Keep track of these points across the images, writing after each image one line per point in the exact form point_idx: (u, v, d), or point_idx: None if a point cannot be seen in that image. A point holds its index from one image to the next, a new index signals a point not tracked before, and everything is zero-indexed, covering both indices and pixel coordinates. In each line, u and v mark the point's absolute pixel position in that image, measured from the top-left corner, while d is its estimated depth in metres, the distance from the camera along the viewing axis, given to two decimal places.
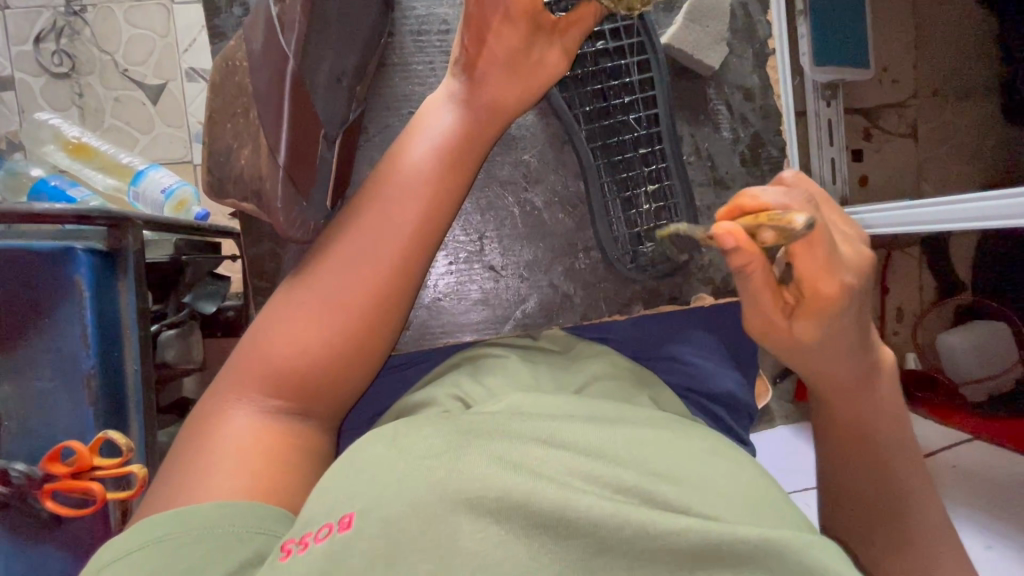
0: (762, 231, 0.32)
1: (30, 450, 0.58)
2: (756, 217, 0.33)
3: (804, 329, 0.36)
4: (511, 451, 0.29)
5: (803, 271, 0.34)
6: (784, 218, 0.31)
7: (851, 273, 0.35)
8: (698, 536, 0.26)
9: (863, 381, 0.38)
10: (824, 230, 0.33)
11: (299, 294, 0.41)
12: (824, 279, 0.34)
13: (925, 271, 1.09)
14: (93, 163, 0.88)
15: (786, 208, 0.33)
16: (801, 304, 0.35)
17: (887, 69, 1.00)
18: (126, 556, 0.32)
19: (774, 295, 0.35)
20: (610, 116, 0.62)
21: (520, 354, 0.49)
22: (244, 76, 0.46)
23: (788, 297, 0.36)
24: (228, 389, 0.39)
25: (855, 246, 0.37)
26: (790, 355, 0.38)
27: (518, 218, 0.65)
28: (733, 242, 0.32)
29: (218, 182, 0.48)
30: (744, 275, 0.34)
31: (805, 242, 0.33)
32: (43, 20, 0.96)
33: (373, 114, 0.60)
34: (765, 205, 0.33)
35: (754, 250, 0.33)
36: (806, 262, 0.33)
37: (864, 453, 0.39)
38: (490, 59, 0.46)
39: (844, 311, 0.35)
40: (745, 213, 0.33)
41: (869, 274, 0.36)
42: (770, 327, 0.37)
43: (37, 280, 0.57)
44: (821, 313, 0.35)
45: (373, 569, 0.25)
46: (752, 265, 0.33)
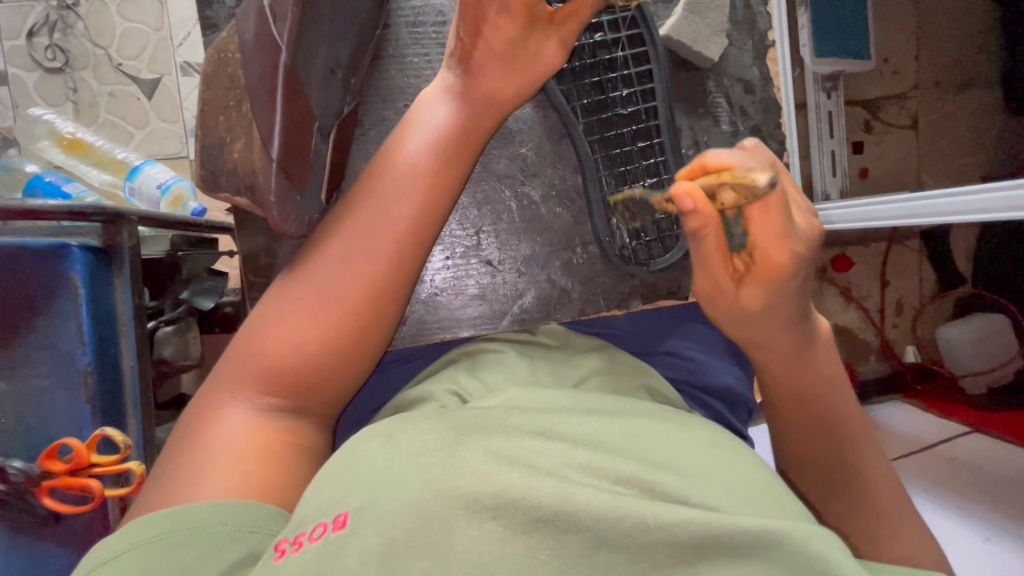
0: (722, 191, 0.31)
1: (28, 448, 0.58)
2: (717, 177, 0.31)
3: (750, 295, 0.36)
4: (507, 447, 0.29)
5: (754, 235, 0.33)
6: (744, 176, 0.31)
7: (804, 243, 0.34)
8: (699, 527, 0.26)
9: (801, 348, 0.38)
10: (779, 196, 0.32)
11: (294, 290, 0.41)
12: (774, 246, 0.33)
13: (925, 264, 1.09)
14: (89, 159, 0.88)
15: (746, 168, 0.31)
16: (750, 270, 0.35)
17: (887, 60, 0.99)
18: (120, 557, 0.32)
19: (724, 259, 0.35)
20: (608, 109, 0.61)
21: (517, 349, 0.49)
22: (238, 69, 0.45)
23: (739, 263, 0.35)
24: (223, 385, 0.39)
25: (807, 220, 0.36)
26: (733, 322, 0.39)
27: (515, 213, 0.65)
28: (691, 203, 0.31)
29: (212, 175, 0.48)
30: (699, 239, 0.34)
31: (761, 206, 0.31)
32: (36, 14, 0.96)
33: (368, 108, 0.60)
34: (726, 164, 0.32)
35: (713, 212, 0.32)
36: (757, 229, 0.32)
37: (813, 418, 0.39)
38: (486, 50, 0.46)
39: (792, 278, 0.34)
40: (706, 171, 0.32)
41: (816, 248, 0.35)
42: (719, 289, 0.37)
43: (33, 277, 0.57)
44: (768, 281, 0.35)
45: (369, 567, 0.25)
46: (704, 227, 0.33)
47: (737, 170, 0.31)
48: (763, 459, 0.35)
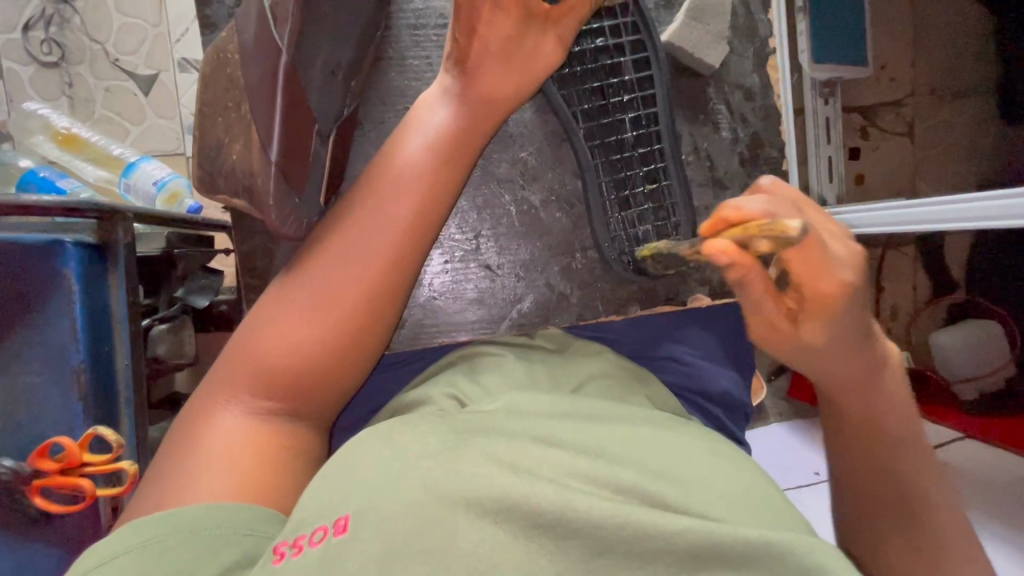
0: (754, 241, 0.31)
1: (19, 447, 0.57)
2: (742, 229, 0.32)
3: (811, 331, 0.34)
4: (507, 453, 0.29)
5: (798, 274, 0.32)
6: (775, 225, 0.31)
7: (852, 271, 0.33)
8: (700, 536, 0.26)
9: (866, 371, 0.37)
10: (816, 236, 0.31)
11: (291, 293, 0.41)
12: (823, 277, 0.32)
13: (919, 269, 1.09)
14: (83, 154, 0.87)
15: (771, 215, 0.31)
16: (804, 307, 0.33)
17: (884, 66, 0.99)
18: (113, 561, 0.32)
19: (776, 302, 0.33)
20: (609, 114, 0.61)
21: (517, 352, 0.49)
22: (237, 69, 0.45)
23: (790, 303, 0.33)
24: (219, 387, 0.39)
25: (851, 248, 0.34)
26: (798, 361, 0.37)
27: (514, 217, 0.65)
28: (728, 258, 0.31)
29: (210, 176, 0.48)
30: (744, 287, 0.33)
31: (800, 247, 0.31)
32: (32, 8, 0.95)
33: (368, 108, 0.60)
34: (747, 215, 0.32)
35: (750, 261, 0.31)
36: (801, 266, 0.32)
37: (878, 450, 0.37)
38: (483, 49, 0.46)
39: (847, 310, 0.33)
40: (729, 225, 0.32)
41: (864, 272, 0.34)
42: (776, 333, 0.35)
43: (27, 273, 0.56)
44: (825, 314, 0.33)
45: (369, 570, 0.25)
46: (749, 275, 0.32)
47: (763, 217, 0.31)
48: (762, 468, 0.34)
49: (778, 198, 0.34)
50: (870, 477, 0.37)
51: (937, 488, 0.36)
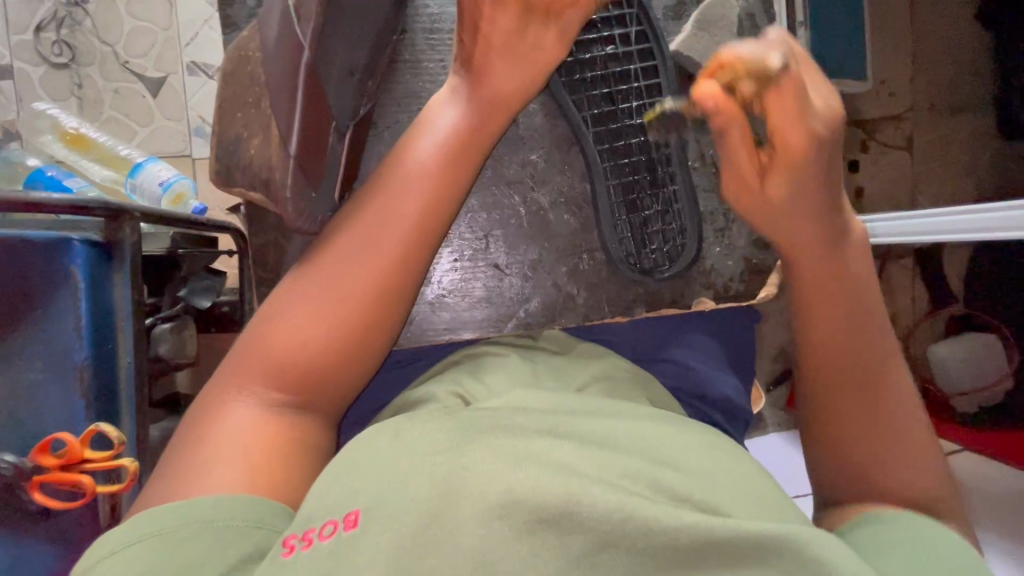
0: (740, 83, 0.37)
1: (19, 442, 0.57)
2: (733, 71, 0.37)
3: (778, 186, 0.39)
4: (515, 446, 0.29)
5: (777, 121, 0.37)
6: (760, 62, 0.37)
7: (824, 125, 0.37)
8: (700, 532, 0.26)
9: (830, 242, 0.39)
10: (795, 78, 0.37)
11: (303, 287, 0.41)
12: (793, 130, 0.37)
13: (917, 280, 1.10)
14: (91, 154, 0.88)
15: (758, 54, 0.37)
16: (774, 161, 0.38)
17: (884, 82, 1.04)
18: (129, 548, 0.33)
19: (749, 152, 0.39)
20: (617, 119, 0.62)
21: (520, 353, 0.49)
22: (257, 66, 0.48)
23: (762, 157, 0.39)
24: (230, 381, 0.39)
25: (827, 100, 0.38)
26: (765, 225, 0.41)
27: (524, 217, 0.65)
28: (713, 103, 0.38)
29: (227, 169, 0.51)
30: (725, 135, 0.39)
31: (777, 93, 0.36)
32: (45, 10, 0.96)
33: (378, 112, 0.60)
34: (739, 58, 0.37)
35: (735, 105, 0.37)
36: (778, 108, 0.36)
37: (839, 326, 0.39)
38: (488, 45, 0.47)
39: (815, 164, 0.37)
40: (723, 69, 0.38)
41: (841, 129, 0.38)
42: (747, 188, 0.40)
43: (35, 270, 0.56)
44: (788, 166, 0.38)
45: (378, 565, 0.25)
46: (731, 118, 0.38)
47: (751, 57, 0.37)
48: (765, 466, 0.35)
49: (779, 42, 0.38)
50: (834, 369, 0.39)
51: (892, 371, 0.38)
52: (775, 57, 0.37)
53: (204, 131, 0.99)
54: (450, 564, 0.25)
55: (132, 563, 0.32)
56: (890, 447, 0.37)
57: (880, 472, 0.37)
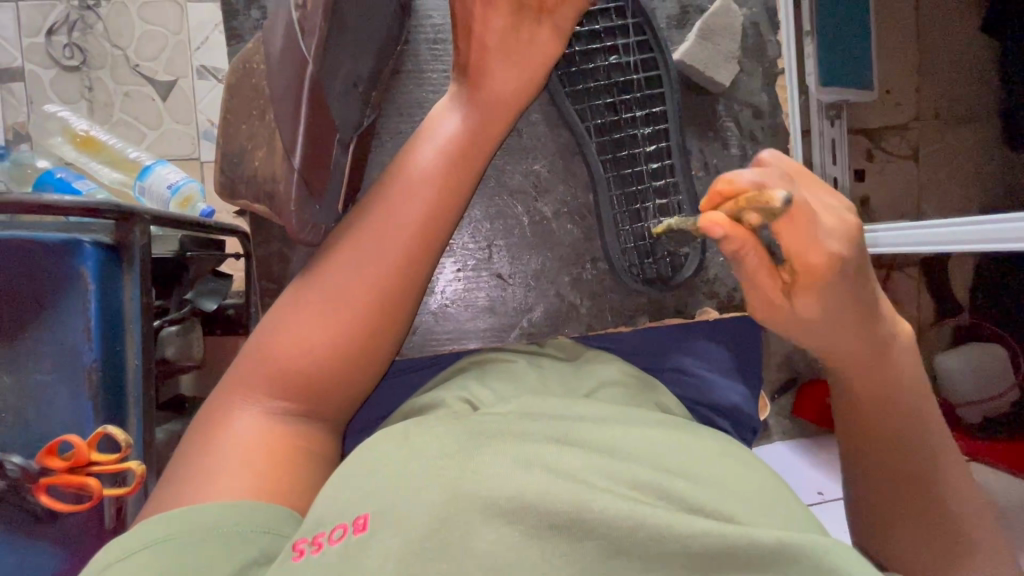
0: (745, 214, 0.32)
1: (26, 443, 0.57)
2: (736, 202, 0.32)
3: (807, 305, 0.35)
4: (525, 452, 0.30)
5: (789, 247, 0.32)
6: (763, 196, 0.30)
7: (840, 242, 0.33)
8: (715, 541, 0.26)
9: (874, 351, 0.38)
10: (802, 204, 0.31)
11: (305, 295, 0.41)
12: (811, 250, 0.32)
13: (923, 291, 1.09)
14: (100, 157, 0.89)
15: (760, 185, 0.32)
16: (796, 281, 0.34)
17: (890, 91, 1.03)
18: (130, 557, 0.32)
19: (770, 273, 0.34)
20: (620, 129, 0.63)
21: (528, 359, 0.49)
22: (261, 78, 0.47)
23: (784, 275, 0.34)
24: (233, 390, 0.39)
25: (839, 217, 0.34)
26: (791, 333, 0.38)
27: (526, 228, 0.65)
28: (720, 231, 0.32)
29: (231, 182, 0.49)
30: (738, 259, 0.34)
31: (788, 220, 0.31)
32: (56, 14, 0.97)
33: (388, 118, 0.61)
34: (741, 186, 0.32)
35: (744, 233, 0.32)
36: (790, 239, 0.32)
37: (881, 438, 0.39)
38: (483, 46, 0.47)
39: (840, 281, 0.34)
40: (724, 198, 0.33)
41: (859, 242, 0.34)
42: (771, 306, 0.36)
43: (43, 270, 0.57)
44: (816, 283, 0.34)
45: (388, 566, 0.25)
46: (742, 246, 0.33)
47: (753, 187, 0.32)
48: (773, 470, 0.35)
49: (774, 167, 0.34)
50: (886, 472, 0.39)
51: (950, 469, 0.38)
52: (779, 186, 0.31)
53: (212, 134, 1.00)
54: (462, 566, 0.25)
55: (135, 571, 0.31)
56: (950, 553, 0.37)
57: (933, 533, 0.37)
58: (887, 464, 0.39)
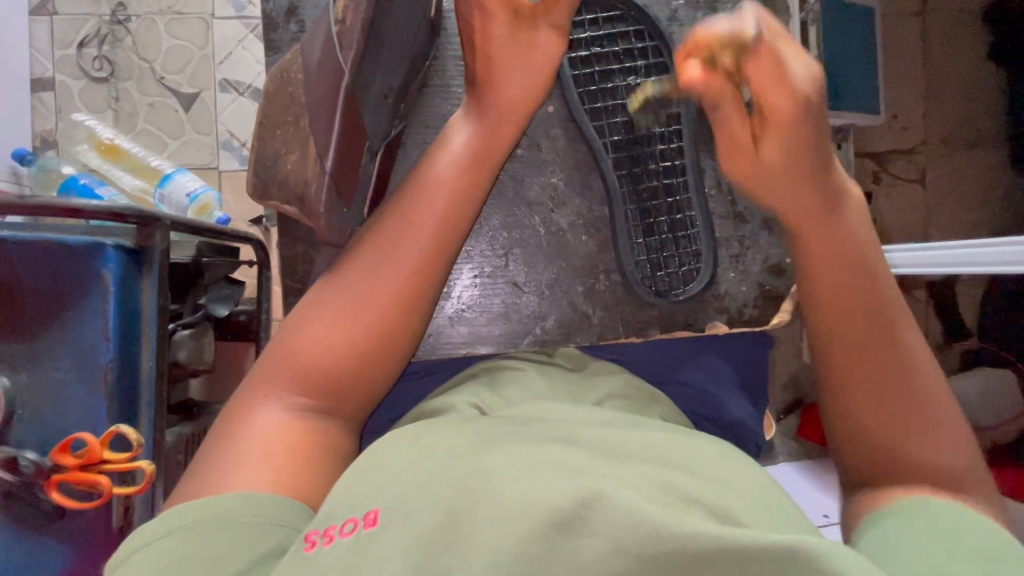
0: (720, 61, 0.46)
1: (40, 441, 0.59)
2: (711, 47, 0.46)
3: (767, 151, 0.46)
4: (530, 454, 0.31)
5: (758, 82, 0.45)
6: (736, 37, 0.45)
7: (804, 87, 0.45)
8: (708, 538, 0.26)
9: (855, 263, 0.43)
10: (769, 45, 0.45)
11: (328, 295, 0.43)
12: (772, 86, 0.44)
13: (930, 314, 1.07)
14: (122, 163, 0.98)
15: (733, 30, 0.46)
16: (764, 123, 0.46)
17: (896, 115, 1.01)
18: (160, 541, 0.34)
19: (743, 120, 0.47)
20: (637, 146, 0.65)
21: (537, 368, 0.50)
22: (297, 88, 0.50)
23: (753, 125, 0.47)
24: (260, 387, 0.41)
25: (806, 67, 0.45)
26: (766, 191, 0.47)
27: (543, 237, 0.67)
28: (697, 78, 0.47)
29: (264, 184, 0.53)
30: (719, 110, 0.47)
31: (756, 55, 0.45)
32: (89, 27, 1.00)
33: (409, 132, 0.63)
34: (715, 35, 0.46)
35: (716, 78, 0.46)
36: (756, 81, 0.45)
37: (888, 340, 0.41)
38: (502, 75, 0.49)
39: (802, 128, 0.45)
40: (700, 46, 0.47)
41: (814, 103, 0.45)
42: (740, 152, 0.47)
43: (70, 272, 0.58)
44: (779, 129, 0.45)
45: (394, 561, 0.27)
46: (720, 98, 0.47)
47: (727, 33, 0.45)
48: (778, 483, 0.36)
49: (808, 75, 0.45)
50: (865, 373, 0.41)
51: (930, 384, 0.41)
52: (751, 28, 0.45)
53: (232, 144, 1.03)
54: (464, 562, 0.26)
55: (163, 554, 0.33)
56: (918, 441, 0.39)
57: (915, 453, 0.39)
58: (878, 382, 0.40)
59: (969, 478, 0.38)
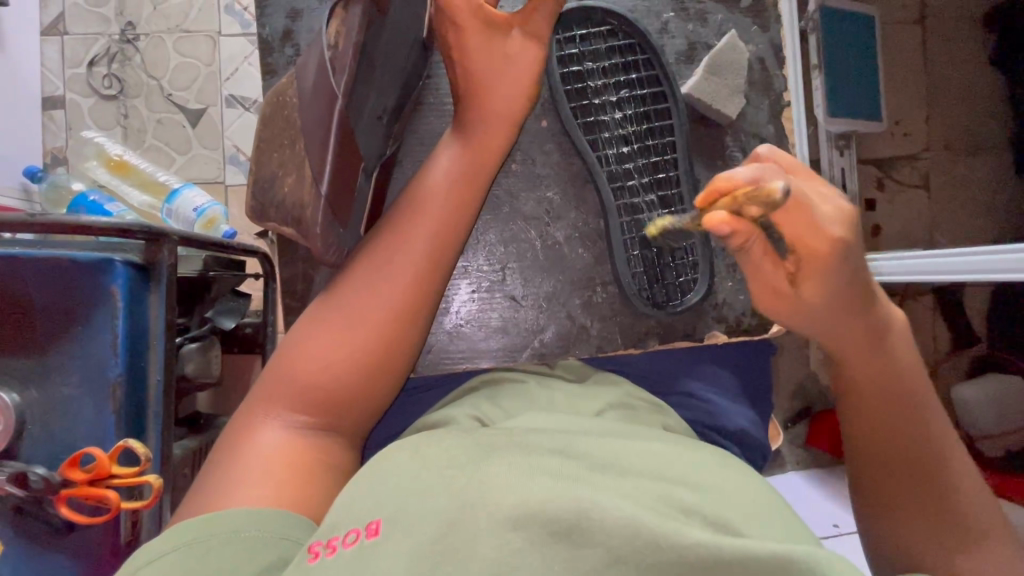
0: (745, 208, 0.33)
1: (48, 455, 0.59)
2: (732, 199, 0.33)
3: (810, 290, 0.37)
4: (530, 463, 0.31)
5: (791, 235, 0.35)
6: (762, 189, 0.32)
7: (841, 227, 0.36)
8: (708, 552, 0.26)
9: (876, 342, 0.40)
10: (801, 197, 0.35)
11: (322, 318, 0.43)
12: (812, 234, 0.35)
13: (938, 319, 1.06)
14: (131, 179, 0.99)
15: (758, 181, 0.33)
16: (800, 269, 0.37)
17: (898, 121, 1.01)
18: (161, 558, 0.34)
19: (774, 263, 0.37)
20: (630, 159, 0.66)
21: (538, 379, 0.51)
22: (294, 112, 0.48)
23: (787, 266, 0.37)
24: (259, 408, 0.41)
25: (835, 205, 0.37)
26: (798, 319, 0.40)
27: (539, 251, 0.67)
28: (726, 229, 0.33)
29: (261, 207, 0.49)
30: (745, 249, 0.36)
31: (788, 211, 0.34)
32: (98, 47, 1.03)
33: (410, 147, 0.64)
34: (736, 184, 0.33)
35: (745, 225, 0.33)
36: (790, 225, 0.35)
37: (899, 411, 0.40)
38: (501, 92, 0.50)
39: (842, 269, 0.37)
40: (721, 195, 0.34)
41: (854, 229, 0.37)
42: (775, 294, 0.38)
43: (79, 287, 0.59)
44: (816, 272, 0.36)
45: (398, 565, 0.27)
46: (747, 238, 0.34)
47: (751, 184, 0.33)
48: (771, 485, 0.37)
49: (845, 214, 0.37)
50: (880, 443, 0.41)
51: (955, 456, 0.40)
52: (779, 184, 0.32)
53: (237, 159, 1.04)
54: (465, 568, 0.26)
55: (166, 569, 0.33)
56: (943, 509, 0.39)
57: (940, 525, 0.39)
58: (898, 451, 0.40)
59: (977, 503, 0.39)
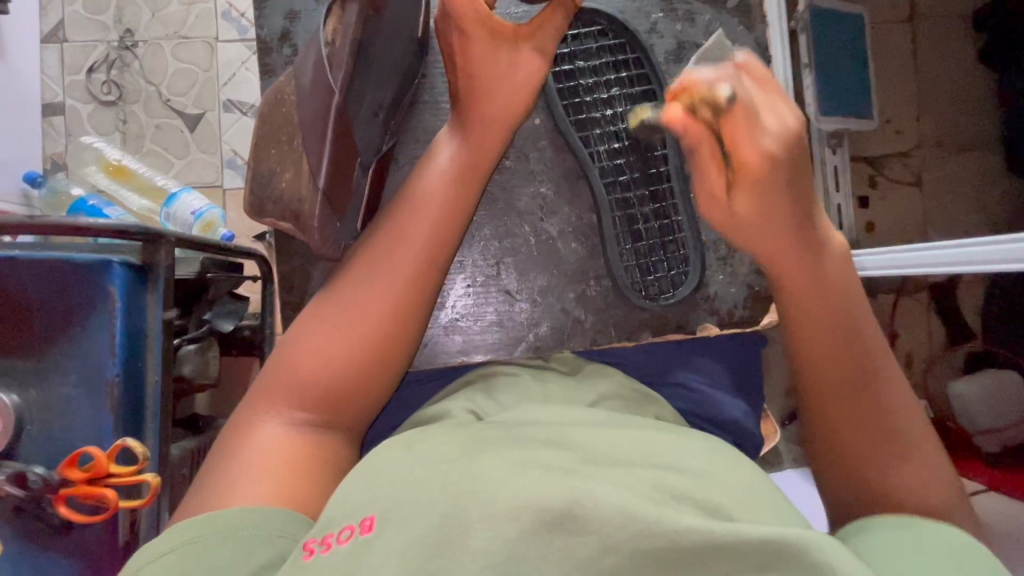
0: (699, 108, 0.43)
1: (47, 455, 0.60)
2: (690, 102, 0.43)
3: (743, 201, 0.43)
4: (522, 455, 0.32)
5: (731, 138, 0.42)
6: (711, 95, 0.42)
7: (774, 142, 0.42)
8: (700, 538, 0.27)
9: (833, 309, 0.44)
10: (744, 104, 0.42)
11: (321, 315, 0.44)
12: (745, 141, 0.42)
13: (933, 317, 1.07)
14: (129, 184, 1.00)
15: (711, 83, 0.43)
16: (738, 177, 0.43)
17: (890, 121, 1.02)
18: (163, 557, 0.35)
19: (718, 169, 0.44)
20: (621, 155, 0.67)
21: (532, 372, 0.51)
22: (292, 108, 0.50)
23: (726, 172, 0.44)
24: (258, 403, 0.42)
25: (782, 118, 0.43)
26: (737, 233, 0.46)
27: (534, 246, 0.68)
28: (679, 126, 0.43)
29: (260, 201, 0.51)
30: (694, 153, 0.44)
31: (728, 113, 0.42)
32: (97, 53, 1.04)
33: (404, 146, 0.65)
34: (696, 83, 0.43)
35: (699, 126, 0.43)
36: (730, 123, 0.42)
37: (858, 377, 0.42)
38: (494, 92, 0.50)
39: (775, 178, 0.42)
40: (684, 91, 0.44)
41: (796, 145, 0.42)
42: (712, 198, 0.45)
43: (75, 290, 0.60)
44: (754, 181, 0.42)
45: (392, 564, 0.28)
46: (698, 140, 0.43)
47: (705, 86, 0.43)
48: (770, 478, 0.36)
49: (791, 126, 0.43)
50: (833, 411, 0.43)
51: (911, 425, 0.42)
52: (724, 88, 0.42)
53: (235, 162, 1.05)
54: (461, 561, 0.27)
55: (166, 569, 0.34)
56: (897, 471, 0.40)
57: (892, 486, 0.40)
58: (856, 416, 0.42)
59: (930, 459, 0.41)
